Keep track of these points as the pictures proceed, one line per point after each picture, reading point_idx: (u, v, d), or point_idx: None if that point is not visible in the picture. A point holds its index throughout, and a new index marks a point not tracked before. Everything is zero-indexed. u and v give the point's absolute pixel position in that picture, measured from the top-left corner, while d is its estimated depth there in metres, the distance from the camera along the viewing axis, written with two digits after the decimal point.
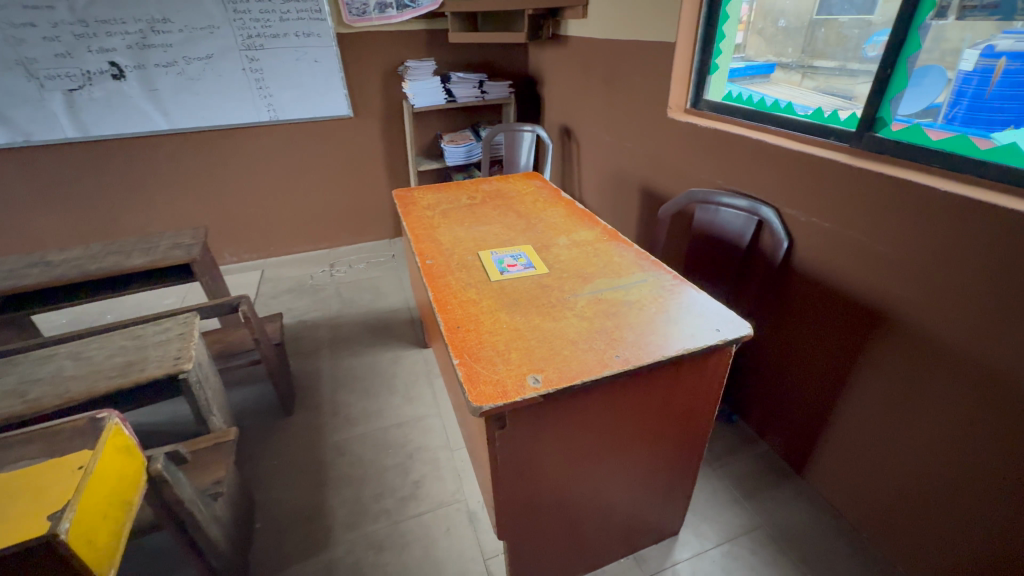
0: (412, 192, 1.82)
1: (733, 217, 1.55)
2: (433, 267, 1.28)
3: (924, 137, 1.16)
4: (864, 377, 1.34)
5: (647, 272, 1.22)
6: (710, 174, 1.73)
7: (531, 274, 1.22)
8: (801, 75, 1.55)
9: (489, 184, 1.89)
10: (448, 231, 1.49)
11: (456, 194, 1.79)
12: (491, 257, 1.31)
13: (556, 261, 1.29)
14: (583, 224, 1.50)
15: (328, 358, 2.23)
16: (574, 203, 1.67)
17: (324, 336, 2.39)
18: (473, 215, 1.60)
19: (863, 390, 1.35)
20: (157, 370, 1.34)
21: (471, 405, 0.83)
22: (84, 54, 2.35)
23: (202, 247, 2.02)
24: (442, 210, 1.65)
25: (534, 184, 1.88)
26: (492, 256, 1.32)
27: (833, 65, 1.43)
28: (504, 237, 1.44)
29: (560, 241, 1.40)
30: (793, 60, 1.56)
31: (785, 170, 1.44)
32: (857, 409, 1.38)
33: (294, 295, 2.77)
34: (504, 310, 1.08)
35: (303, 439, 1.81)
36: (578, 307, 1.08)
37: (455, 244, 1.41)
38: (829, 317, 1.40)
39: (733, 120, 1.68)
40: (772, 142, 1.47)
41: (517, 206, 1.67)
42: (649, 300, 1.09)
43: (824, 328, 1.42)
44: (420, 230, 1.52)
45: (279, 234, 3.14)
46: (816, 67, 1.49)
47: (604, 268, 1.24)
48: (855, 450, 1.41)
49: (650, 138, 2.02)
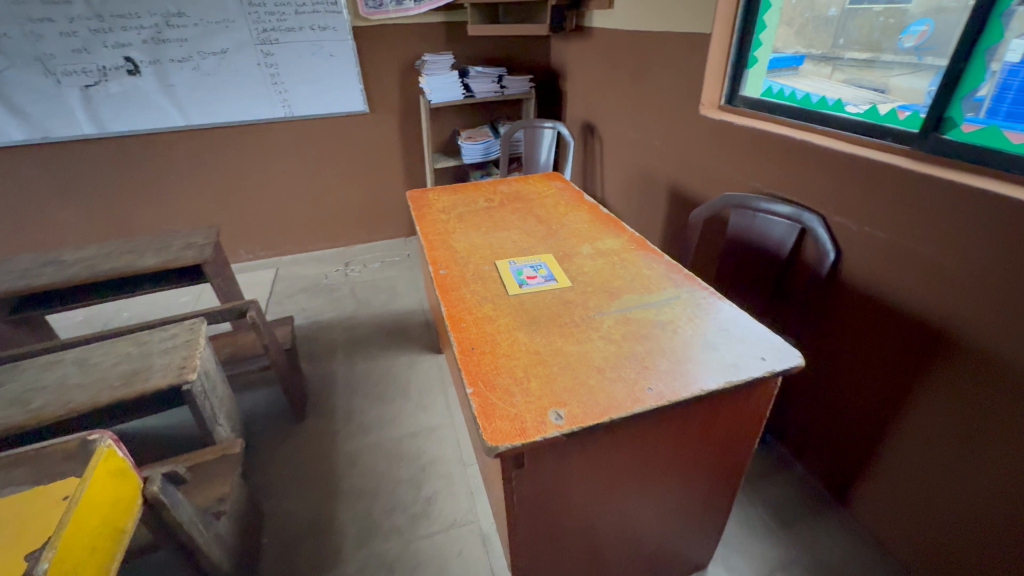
0: (427, 193, 1.74)
1: (773, 224, 1.42)
2: (447, 278, 1.19)
3: (1003, 141, 1.02)
4: (919, 405, 1.21)
5: (681, 287, 1.11)
6: (747, 176, 1.60)
7: (553, 288, 1.13)
8: (834, 67, 1.42)
9: (508, 185, 1.79)
10: (464, 237, 1.40)
11: (472, 196, 1.70)
12: (509, 267, 1.21)
13: (581, 273, 1.19)
14: (609, 231, 1.40)
15: (341, 361, 2.17)
16: (598, 207, 1.57)
17: (337, 338, 2.33)
18: (490, 219, 1.51)
19: (918, 419, 1.22)
20: (161, 380, 1.29)
21: (486, 445, 0.74)
22: (100, 49, 2.32)
23: (214, 247, 1.97)
24: (458, 213, 1.56)
25: (555, 185, 1.78)
26: (510, 266, 1.22)
27: (864, 57, 1.34)
28: (523, 245, 1.35)
29: (584, 250, 1.30)
30: (821, 52, 1.46)
31: (835, 173, 1.30)
32: (910, 439, 1.25)
33: (308, 294, 2.72)
34: (523, 330, 0.99)
35: (313, 446, 1.74)
36: (605, 328, 0.98)
37: (471, 251, 1.32)
38: (880, 337, 1.27)
39: (773, 119, 1.55)
40: (820, 143, 1.33)
41: (538, 210, 1.57)
42: (684, 321, 0.99)
43: (873, 348, 1.29)
44: (434, 235, 1.43)
45: (295, 231, 3.10)
46: (844, 61, 1.40)
47: (632, 282, 1.14)
48: (906, 483, 1.28)
49: (681, 135, 1.89)
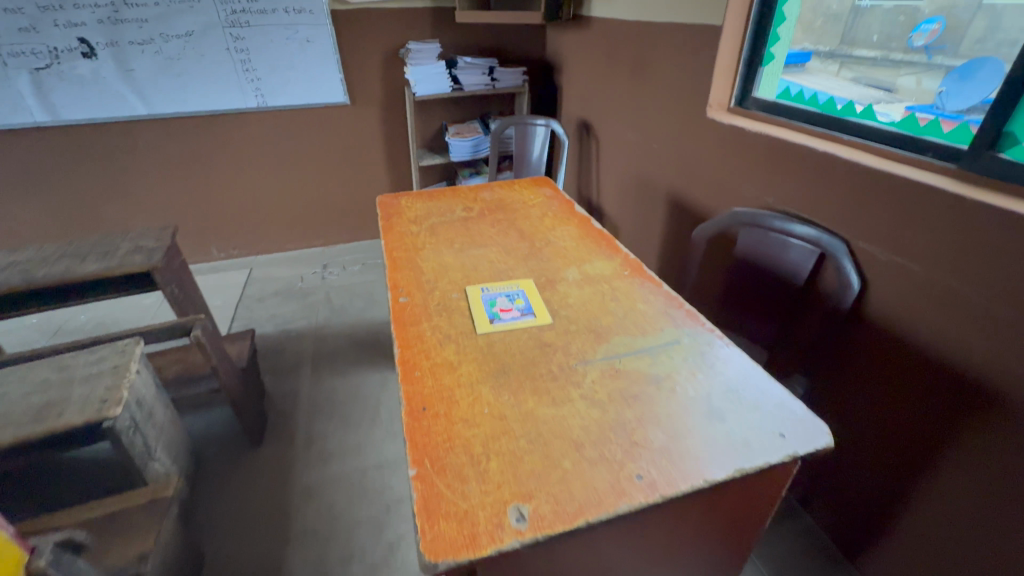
0: (399, 199, 1.56)
1: (788, 246, 1.25)
2: (407, 308, 1.02)
3: None
4: (947, 468, 1.04)
5: (681, 329, 0.94)
6: (758, 188, 1.42)
7: (529, 325, 0.95)
8: (841, 64, 1.32)
9: (491, 191, 1.61)
10: (434, 255, 1.22)
11: (450, 203, 1.52)
12: (480, 296, 1.04)
13: (564, 305, 1.01)
14: (600, 252, 1.22)
15: (308, 377, 1.99)
16: (589, 220, 1.39)
17: (307, 350, 2.15)
18: (466, 233, 1.33)
19: (944, 484, 1.05)
20: (76, 417, 1.11)
21: (422, 558, 0.56)
22: (50, 28, 2.10)
23: (166, 252, 1.79)
24: (432, 225, 1.38)
25: (542, 192, 1.60)
26: (482, 294, 1.05)
27: (874, 54, 1.23)
28: (500, 266, 1.17)
29: (570, 275, 1.13)
30: (829, 49, 1.35)
31: (863, 192, 1.12)
32: (935, 503, 1.08)
33: (280, 299, 2.54)
34: (489, 383, 0.81)
35: (268, 477, 1.57)
36: (588, 384, 0.81)
37: (439, 274, 1.14)
38: (905, 385, 1.10)
39: (791, 125, 1.36)
40: (846, 156, 1.15)
41: (521, 222, 1.39)
42: (684, 376, 0.82)
43: (896, 397, 1.12)
44: (400, 251, 1.25)
45: (270, 229, 2.90)
46: (853, 57, 1.29)
47: (624, 319, 0.97)
48: (925, 554, 1.12)
49: (684, 139, 1.71)
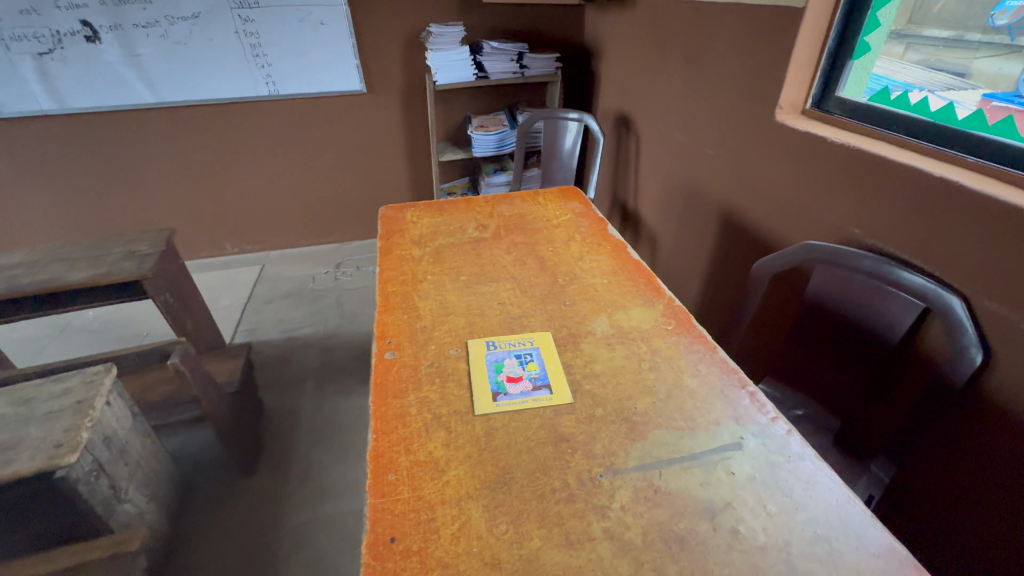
0: (404, 211, 1.36)
1: (880, 294, 0.98)
2: (393, 368, 0.82)
3: None
4: None
5: (744, 424, 0.70)
6: (839, 214, 1.15)
7: (543, 406, 0.74)
8: (907, 45, 1.08)
9: (511, 204, 1.39)
10: (435, 291, 1.02)
11: (462, 219, 1.31)
12: (484, 357, 0.83)
13: (588, 376, 0.80)
14: (636, 294, 0.99)
15: (310, 394, 1.84)
16: (625, 248, 1.16)
17: (312, 363, 2.00)
18: (476, 262, 1.12)
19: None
20: (23, 467, 0.98)
21: None
22: (51, 10, 1.97)
23: (160, 258, 1.65)
24: (438, 248, 1.18)
25: (571, 208, 1.36)
26: (487, 353, 0.84)
27: (949, 34, 1.00)
28: (513, 311, 0.96)
29: (598, 328, 0.90)
30: (893, 27, 1.09)
31: (993, 236, 0.85)
32: None
33: (289, 301, 2.40)
34: (482, 501, 0.61)
35: (255, 514, 1.44)
36: (616, 514, 0.59)
37: (437, 319, 0.94)
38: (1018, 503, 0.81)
39: (889, 137, 1.08)
40: (972, 185, 0.87)
41: (543, 248, 1.17)
42: (750, 508, 0.59)
43: (1004, 514, 0.83)
44: (395, 283, 1.06)
45: (285, 223, 2.77)
46: (923, 38, 1.05)
47: (666, 401, 0.74)
48: None
49: (745, 146, 1.43)
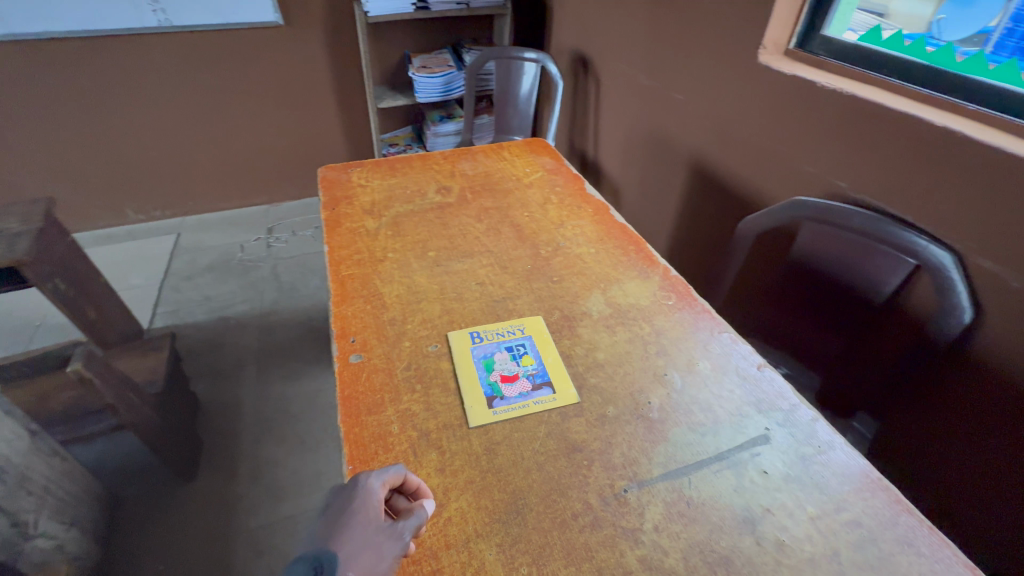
0: (349, 172, 1.16)
1: (871, 251, 0.95)
2: (362, 374, 0.69)
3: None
4: None
5: (768, 412, 0.64)
6: (824, 167, 1.09)
7: (546, 410, 0.64)
8: None
9: (473, 160, 1.22)
10: (399, 272, 0.87)
11: (419, 180, 1.14)
12: (470, 354, 0.71)
13: (591, 367, 0.70)
14: (628, 264, 0.90)
15: (252, 381, 1.65)
16: (607, 210, 1.05)
17: (250, 345, 1.78)
18: (443, 233, 0.97)
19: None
20: None
21: None
22: None
23: (37, 237, 1.34)
24: (395, 218, 1.01)
25: (541, 164, 1.22)
26: (473, 349, 0.72)
27: None
28: (494, 293, 0.83)
29: (594, 308, 0.80)
30: None
31: (988, 193, 0.82)
32: None
33: (215, 275, 2.11)
34: (494, 540, 0.52)
35: (206, 522, 1.29)
36: (650, 537, 0.52)
37: (407, 309, 0.79)
38: (1001, 456, 0.84)
39: (880, 81, 1.01)
40: (976, 135, 0.82)
41: (517, 213, 1.03)
42: (789, 513, 0.54)
43: (985, 466, 0.86)
44: (350, 264, 0.89)
45: (199, 184, 2.39)
46: None
47: (681, 393, 0.67)
48: None
49: (720, 91, 1.32)
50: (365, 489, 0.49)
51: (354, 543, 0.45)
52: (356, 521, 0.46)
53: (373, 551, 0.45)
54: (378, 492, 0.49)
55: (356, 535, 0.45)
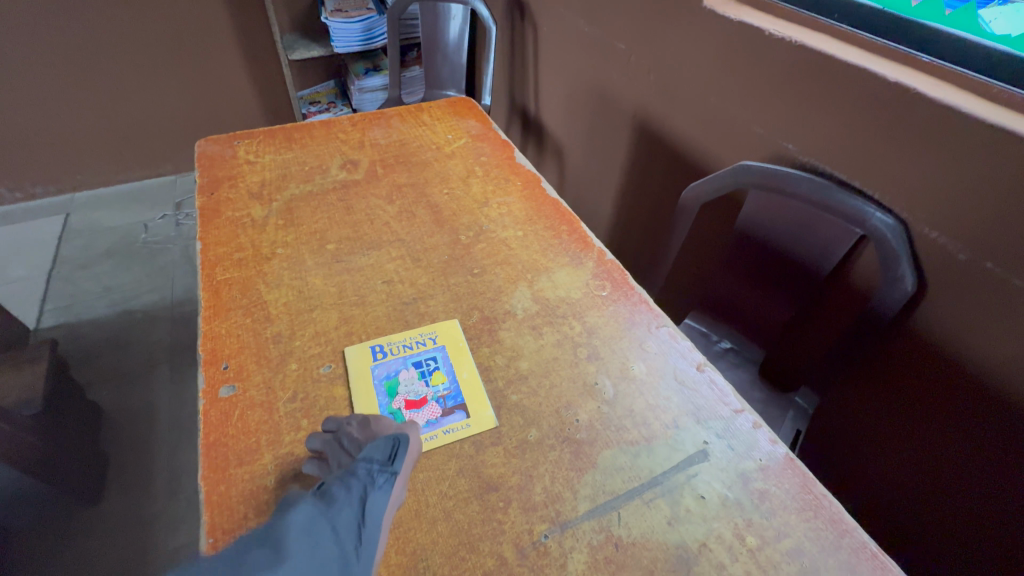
0: (236, 145, 0.98)
1: (817, 221, 0.89)
2: (233, 411, 0.56)
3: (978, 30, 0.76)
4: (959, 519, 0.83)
5: (706, 423, 0.57)
6: (771, 127, 1.00)
7: (459, 439, 0.55)
8: None
9: (387, 126, 1.06)
10: (289, 272, 0.73)
11: (321, 153, 0.97)
12: (368, 377, 0.60)
13: (512, 381, 0.61)
14: (559, 248, 0.80)
15: (164, 383, 1.48)
16: (538, 182, 0.93)
17: (161, 341, 1.59)
18: (346, 220, 0.83)
19: (977, 553, 0.82)
20: None
21: None
22: None
23: None
24: (289, 202, 0.85)
25: (466, 128, 1.07)
26: (371, 370, 0.61)
27: None
28: (402, 295, 0.71)
29: (518, 306, 0.70)
30: None
31: (936, 156, 0.76)
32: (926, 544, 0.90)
33: (114, 261, 1.86)
34: None
35: (117, 548, 1.16)
36: None
37: (296, 321, 0.66)
38: (941, 425, 0.83)
39: (832, 28, 0.91)
40: (930, 93, 0.75)
41: (434, 190, 0.90)
42: (728, 547, 0.48)
43: (924, 436, 0.86)
44: (228, 265, 0.74)
45: (85, 155, 2.06)
46: None
47: (614, 405, 0.59)
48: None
49: (663, 39, 1.19)
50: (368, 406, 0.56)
51: (396, 424, 0.54)
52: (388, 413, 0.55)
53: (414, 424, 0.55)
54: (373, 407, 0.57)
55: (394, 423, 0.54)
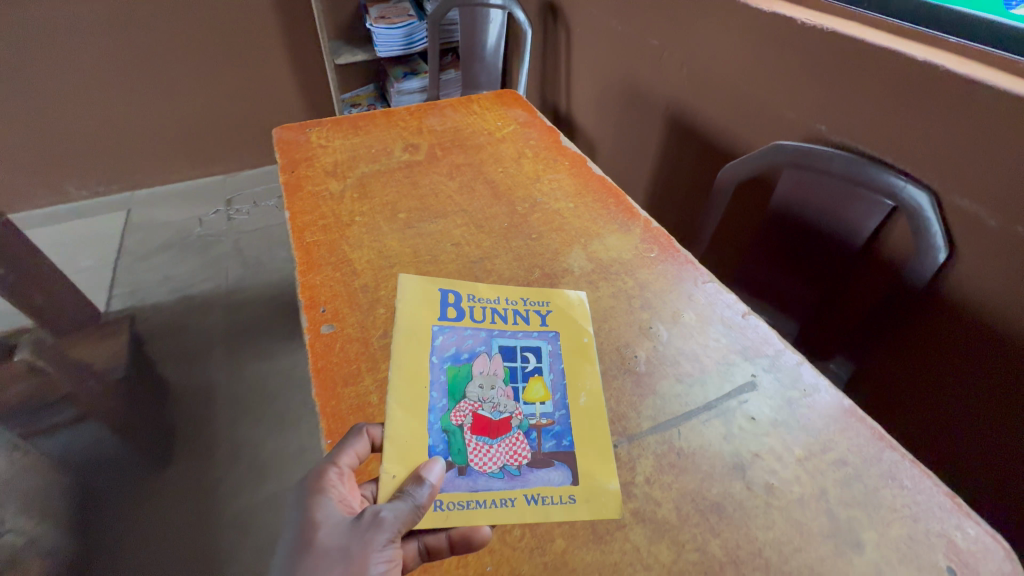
0: (307, 132, 1.08)
1: (849, 196, 0.94)
2: (337, 346, 0.64)
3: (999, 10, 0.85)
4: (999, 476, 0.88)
5: (753, 359, 0.64)
6: (803, 111, 1.06)
7: (551, 513, 0.50)
8: None
9: (441, 115, 1.15)
10: (369, 235, 0.82)
11: (385, 138, 1.06)
12: (439, 373, 0.60)
13: (574, 325, 0.68)
14: (608, 217, 0.87)
15: (223, 362, 1.58)
16: (584, 162, 1.00)
17: (217, 325, 1.70)
18: (413, 193, 0.92)
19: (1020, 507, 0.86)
20: None
21: None
22: None
23: None
24: (361, 179, 0.95)
25: (513, 116, 1.16)
26: (439, 359, 0.62)
27: None
28: (470, 255, 0.79)
29: (575, 265, 0.78)
30: None
31: (966, 127, 0.81)
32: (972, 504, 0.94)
33: (172, 253, 1.99)
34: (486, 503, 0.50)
35: (184, 508, 1.26)
36: (643, 491, 0.51)
37: (379, 275, 0.75)
38: (978, 386, 0.87)
39: (859, 16, 0.98)
40: (956, 69, 0.81)
41: (490, 168, 0.98)
42: (778, 457, 0.54)
43: (963, 399, 0.89)
44: (315, 231, 0.83)
45: (144, 156, 2.21)
46: None
47: (668, 344, 0.66)
48: None
49: (696, 33, 1.26)
50: (310, 504, 0.45)
51: (317, 557, 0.42)
52: (323, 498, 0.45)
53: (339, 555, 0.42)
54: (332, 489, 0.47)
55: (319, 551, 0.42)
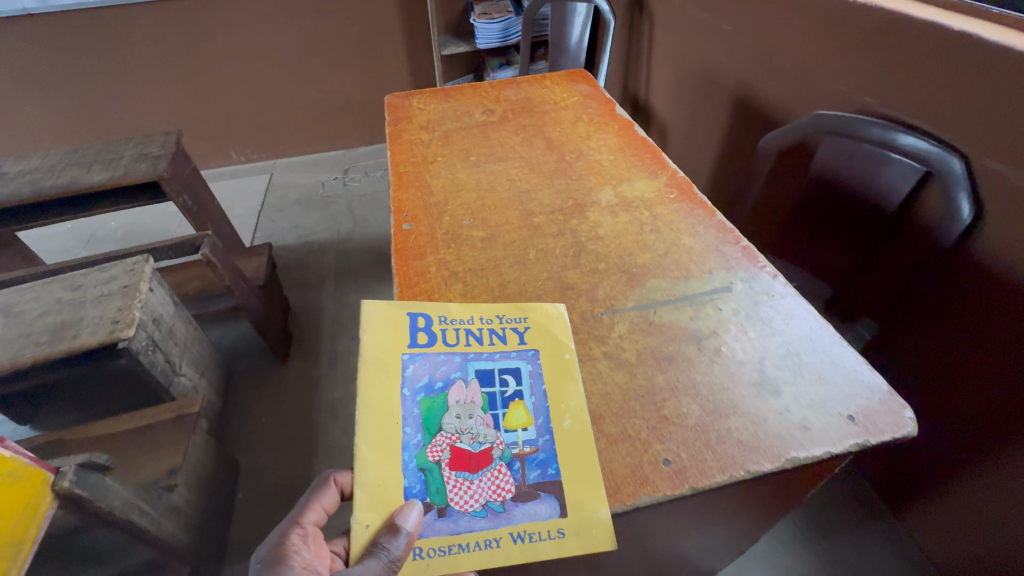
0: (410, 98, 1.35)
1: (882, 162, 0.99)
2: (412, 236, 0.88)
3: None
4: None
5: (735, 272, 0.77)
6: (854, 85, 1.12)
7: (535, 548, 0.52)
8: None
9: (517, 88, 1.36)
10: (446, 170, 1.06)
11: (469, 104, 1.30)
12: (418, 407, 0.60)
13: (592, 238, 0.85)
14: (642, 167, 1.02)
15: (332, 292, 1.96)
16: (632, 126, 1.16)
17: (330, 264, 2.09)
18: (485, 143, 1.14)
19: None
20: (91, 338, 1.09)
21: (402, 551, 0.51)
22: None
23: (172, 159, 1.67)
24: (446, 132, 1.19)
25: (578, 90, 1.34)
26: (415, 393, 0.60)
27: None
28: (521, 187, 0.99)
29: (603, 199, 0.95)
30: None
31: (998, 93, 0.85)
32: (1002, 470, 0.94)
33: (302, 208, 2.45)
34: None
35: (295, 393, 1.62)
36: (615, 340, 0.68)
37: (450, 196, 0.98)
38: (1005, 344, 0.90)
39: None
40: (990, 37, 0.85)
41: (550, 128, 1.18)
42: (733, 334, 0.67)
43: (995, 358, 0.92)
44: (406, 165, 1.08)
45: (288, 130, 2.71)
46: None
47: (665, 256, 0.81)
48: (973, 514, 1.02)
49: (763, 16, 1.35)
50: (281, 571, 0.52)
51: None
52: (287, 566, 0.52)
53: None
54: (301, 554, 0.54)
55: None
